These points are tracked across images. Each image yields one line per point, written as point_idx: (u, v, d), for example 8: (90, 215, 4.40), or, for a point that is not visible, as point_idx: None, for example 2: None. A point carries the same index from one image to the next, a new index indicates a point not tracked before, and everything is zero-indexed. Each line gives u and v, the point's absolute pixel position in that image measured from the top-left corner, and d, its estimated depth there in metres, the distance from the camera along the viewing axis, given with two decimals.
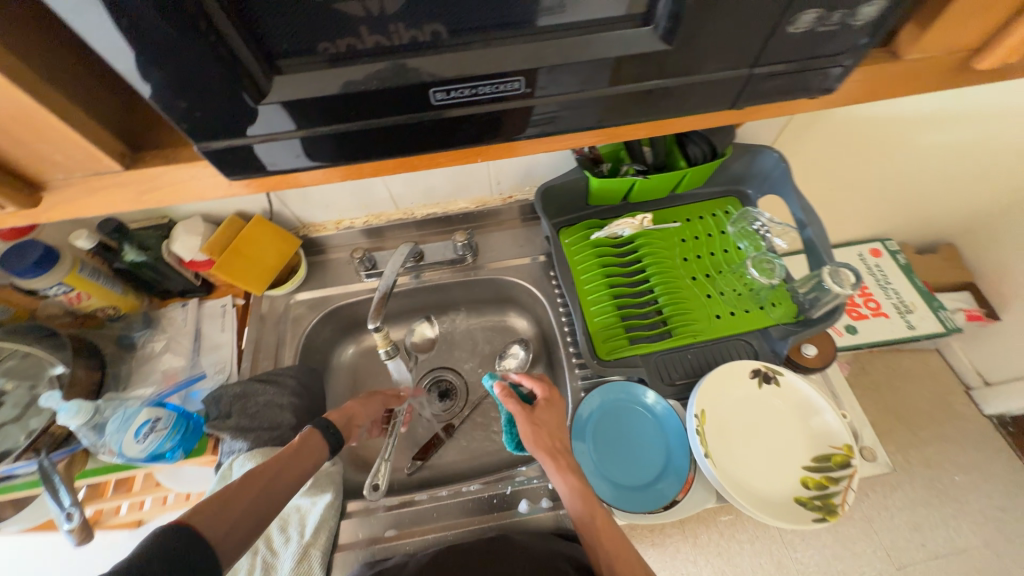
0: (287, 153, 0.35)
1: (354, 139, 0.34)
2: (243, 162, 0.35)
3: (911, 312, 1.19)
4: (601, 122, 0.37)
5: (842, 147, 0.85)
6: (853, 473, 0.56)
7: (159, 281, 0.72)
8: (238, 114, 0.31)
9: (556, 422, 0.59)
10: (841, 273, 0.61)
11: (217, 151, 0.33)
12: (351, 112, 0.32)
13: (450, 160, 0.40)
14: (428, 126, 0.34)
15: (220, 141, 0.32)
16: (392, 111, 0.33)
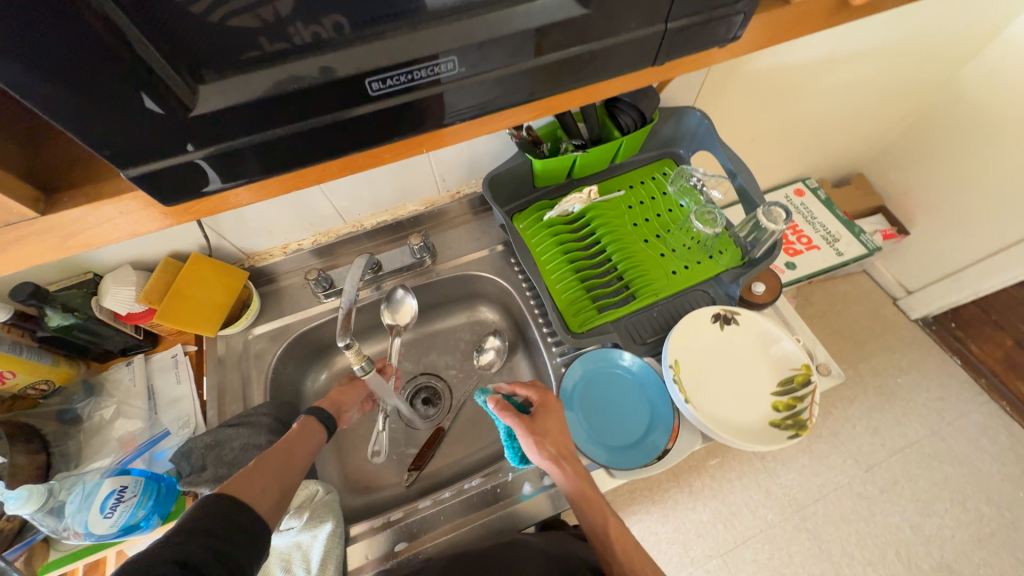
0: (222, 170, 0.33)
1: (292, 147, 0.33)
2: (174, 190, 0.32)
3: (837, 241, 1.31)
4: (536, 96, 0.38)
5: (753, 98, 0.92)
6: (814, 389, 0.62)
7: (94, 342, 0.66)
8: (162, 134, 0.28)
9: (557, 426, 0.60)
10: (773, 211, 0.66)
11: (143, 181, 0.31)
12: (285, 117, 0.31)
13: (394, 155, 0.39)
14: (369, 120, 0.33)
15: (147, 166, 0.30)
16: (327, 110, 0.32)
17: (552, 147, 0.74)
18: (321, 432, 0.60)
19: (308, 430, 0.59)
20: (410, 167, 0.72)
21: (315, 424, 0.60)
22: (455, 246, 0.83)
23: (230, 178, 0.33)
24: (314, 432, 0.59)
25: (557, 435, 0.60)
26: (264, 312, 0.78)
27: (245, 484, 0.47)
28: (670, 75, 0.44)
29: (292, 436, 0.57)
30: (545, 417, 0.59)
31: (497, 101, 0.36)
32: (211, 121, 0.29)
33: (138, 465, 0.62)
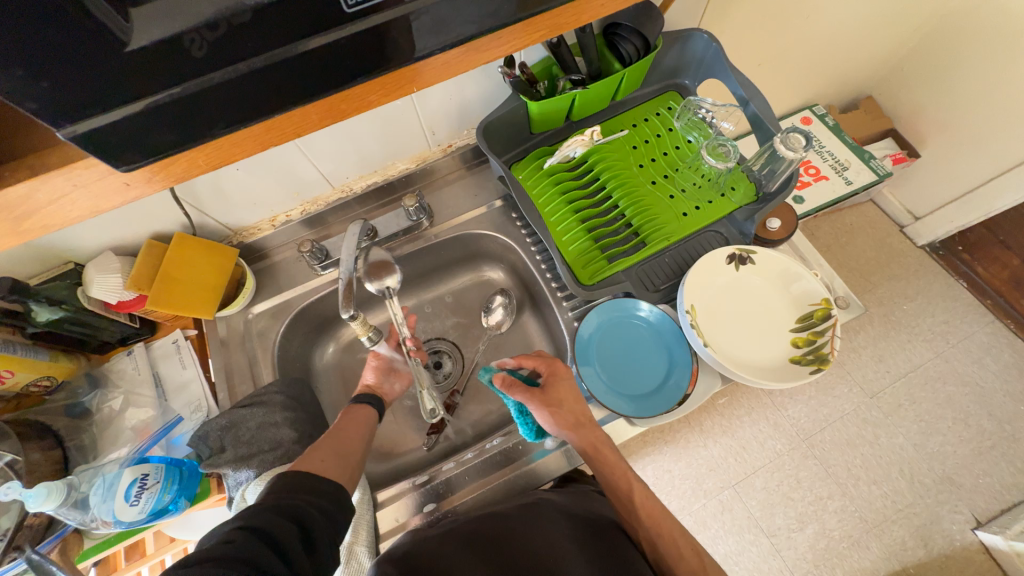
0: (182, 121, 0.28)
1: (256, 90, 0.28)
2: (118, 154, 0.28)
3: (847, 169, 1.26)
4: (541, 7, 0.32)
5: (763, 14, 0.83)
6: (835, 322, 0.59)
7: (90, 334, 0.64)
8: (96, 81, 0.24)
9: (568, 393, 0.60)
10: (791, 137, 0.61)
11: (86, 144, 0.26)
12: (243, 47, 0.26)
13: (380, 97, 0.34)
14: (349, 45, 0.28)
15: (85, 121, 0.25)
16: (297, 32, 0.26)
17: (548, 87, 0.68)
18: (369, 410, 0.63)
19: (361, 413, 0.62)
20: (396, 120, 0.66)
21: (362, 406, 0.63)
22: (452, 205, 0.79)
23: (194, 132, 0.29)
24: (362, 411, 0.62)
25: (570, 402, 0.60)
26: (261, 290, 0.75)
27: (307, 459, 0.50)
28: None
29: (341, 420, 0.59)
30: (554, 387, 0.60)
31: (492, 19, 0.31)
32: (153, 57, 0.24)
33: (157, 452, 0.61)
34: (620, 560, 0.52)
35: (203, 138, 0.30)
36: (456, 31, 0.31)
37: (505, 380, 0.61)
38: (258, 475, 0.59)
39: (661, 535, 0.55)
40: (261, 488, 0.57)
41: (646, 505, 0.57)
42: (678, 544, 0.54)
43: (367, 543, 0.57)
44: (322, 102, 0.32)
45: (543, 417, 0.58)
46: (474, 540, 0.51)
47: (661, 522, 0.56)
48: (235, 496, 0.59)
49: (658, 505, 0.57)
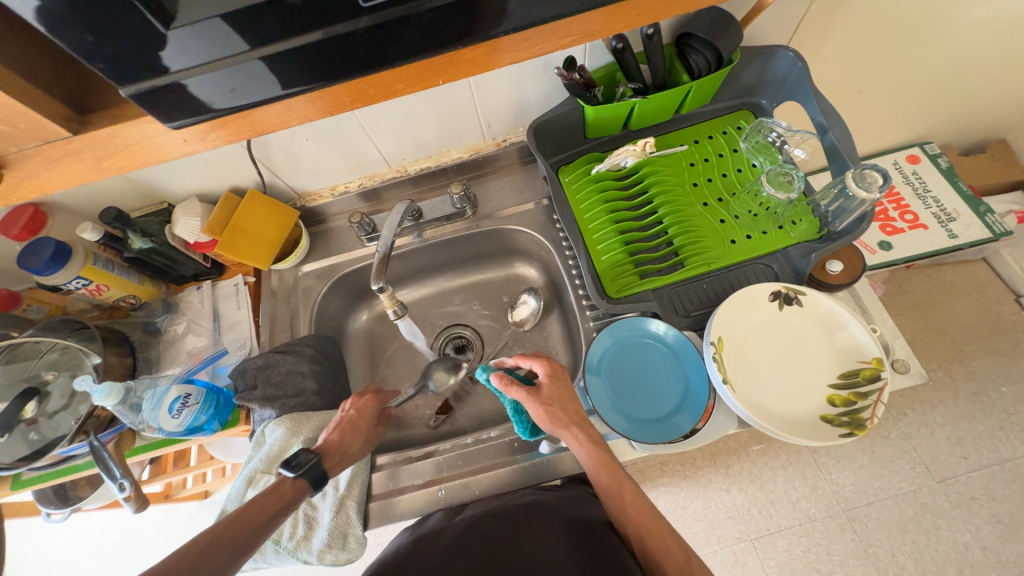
0: (217, 89, 0.34)
1: (287, 67, 0.33)
2: (173, 109, 0.34)
3: (953, 221, 1.10)
4: None
5: (871, 37, 0.75)
6: (883, 386, 0.53)
7: (171, 266, 0.74)
8: (152, 50, 0.30)
9: (563, 394, 0.59)
10: (867, 175, 0.55)
11: (145, 102, 0.33)
12: (276, 30, 0.31)
13: (407, 86, 0.38)
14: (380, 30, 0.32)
15: (137, 83, 0.31)
16: (319, 23, 0.31)
17: (607, 92, 0.67)
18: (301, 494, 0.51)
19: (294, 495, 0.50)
20: (453, 110, 0.69)
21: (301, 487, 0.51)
22: (497, 198, 0.80)
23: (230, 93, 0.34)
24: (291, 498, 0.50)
25: (566, 402, 0.59)
26: (313, 251, 0.82)
27: None
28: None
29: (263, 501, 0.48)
30: (551, 386, 0.59)
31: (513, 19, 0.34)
32: (203, 30, 0.30)
33: (203, 376, 0.70)
34: (606, 557, 0.50)
35: (236, 103, 0.35)
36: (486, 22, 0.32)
37: (501, 378, 0.60)
38: (278, 416, 0.66)
39: (650, 533, 0.51)
40: (277, 429, 0.64)
41: (636, 508, 0.53)
42: (667, 542, 0.50)
43: (358, 499, 0.61)
44: (353, 87, 0.37)
45: (537, 415, 0.57)
46: (469, 538, 0.54)
47: (653, 527, 0.52)
48: (257, 430, 0.66)
49: (651, 507, 0.53)
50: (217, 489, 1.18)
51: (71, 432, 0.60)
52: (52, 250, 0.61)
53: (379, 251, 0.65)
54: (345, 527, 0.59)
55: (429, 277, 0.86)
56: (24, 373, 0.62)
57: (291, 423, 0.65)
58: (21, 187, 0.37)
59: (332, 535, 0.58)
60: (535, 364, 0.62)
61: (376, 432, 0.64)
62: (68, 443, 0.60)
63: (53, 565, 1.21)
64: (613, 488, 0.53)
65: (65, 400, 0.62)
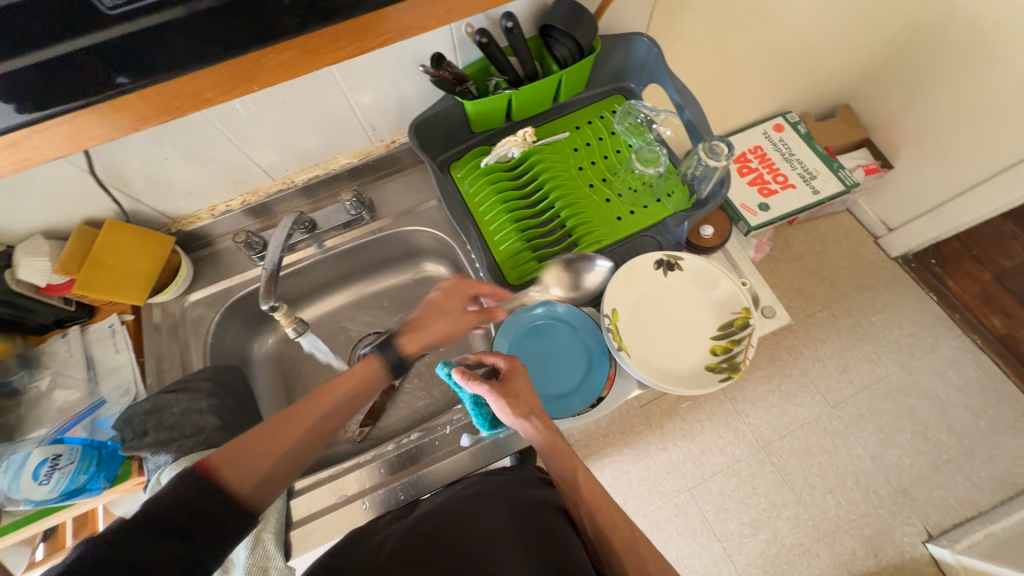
0: None
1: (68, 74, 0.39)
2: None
3: (815, 179, 1.25)
4: None
5: (718, 21, 0.83)
6: (751, 331, 0.60)
7: (25, 316, 0.65)
8: None
9: (523, 384, 0.59)
10: (715, 145, 0.62)
11: None
12: None
13: (214, 93, 0.42)
14: None
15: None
16: None
17: (484, 86, 0.68)
18: (381, 376, 0.51)
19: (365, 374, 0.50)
20: (329, 115, 0.67)
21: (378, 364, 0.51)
22: (394, 200, 0.79)
23: None
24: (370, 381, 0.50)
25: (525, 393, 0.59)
26: (199, 278, 0.76)
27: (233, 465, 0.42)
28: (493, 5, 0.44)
29: (349, 376, 0.49)
30: (511, 379, 0.58)
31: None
32: None
33: (80, 433, 0.63)
34: (553, 539, 0.51)
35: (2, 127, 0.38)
36: None
37: (463, 374, 0.57)
38: (175, 460, 0.60)
39: (603, 513, 0.54)
40: (175, 472, 0.58)
41: (587, 488, 0.55)
42: (614, 518, 0.53)
43: (275, 530, 0.58)
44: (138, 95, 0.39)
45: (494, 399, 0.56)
46: (424, 539, 0.52)
47: (602, 504, 0.54)
48: (151, 479, 0.60)
49: (599, 487, 0.56)
50: None
51: None
52: None
53: (266, 268, 0.62)
54: (264, 561, 0.55)
55: (337, 288, 0.83)
56: None
57: (192, 464, 0.60)
58: None
59: (250, 571, 0.55)
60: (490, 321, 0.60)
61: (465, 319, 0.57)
62: None
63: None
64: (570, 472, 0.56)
65: None
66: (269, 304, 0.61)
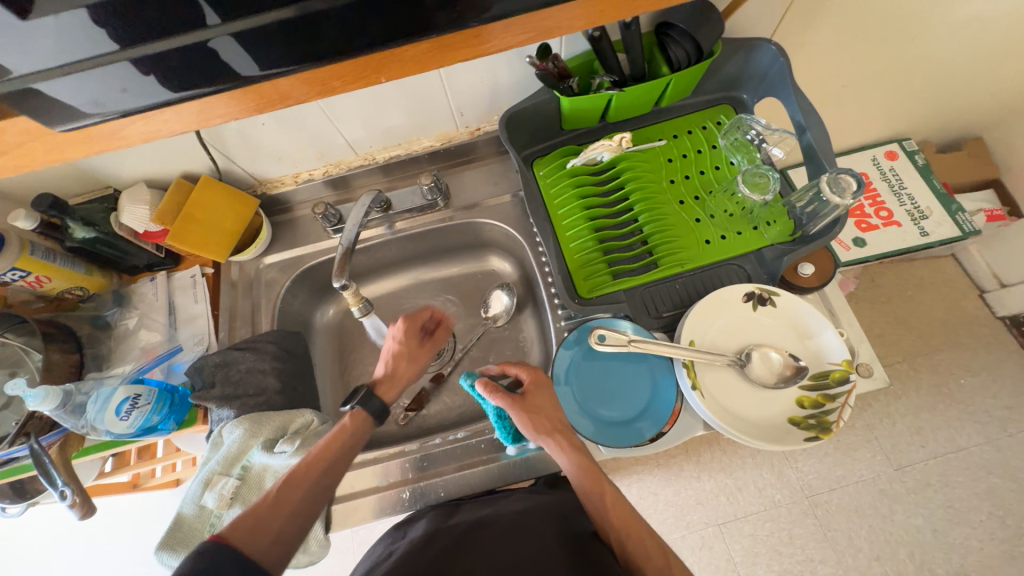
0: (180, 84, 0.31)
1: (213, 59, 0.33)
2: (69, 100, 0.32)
3: (926, 218, 1.11)
4: None
5: (856, 33, 0.74)
6: (851, 389, 0.53)
7: (122, 257, 0.70)
8: None
9: (549, 407, 0.56)
10: (842, 180, 0.53)
11: (57, 89, 0.31)
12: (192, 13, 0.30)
13: (350, 83, 0.36)
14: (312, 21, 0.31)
15: (16, 75, 0.30)
16: None
17: (585, 82, 0.64)
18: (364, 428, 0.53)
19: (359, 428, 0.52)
20: (421, 97, 0.65)
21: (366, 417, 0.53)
22: (470, 189, 0.77)
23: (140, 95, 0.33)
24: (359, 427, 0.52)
25: (550, 410, 0.57)
26: (276, 242, 0.78)
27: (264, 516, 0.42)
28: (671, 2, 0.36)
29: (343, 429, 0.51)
30: (534, 402, 0.56)
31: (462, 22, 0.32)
32: None
33: (157, 374, 0.67)
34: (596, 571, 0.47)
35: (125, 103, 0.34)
36: None
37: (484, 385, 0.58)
38: (236, 417, 0.63)
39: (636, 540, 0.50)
40: (236, 429, 0.61)
41: (617, 510, 0.51)
42: (648, 547, 0.49)
43: None
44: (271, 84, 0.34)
45: (517, 416, 0.55)
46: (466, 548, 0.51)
47: (634, 529, 0.51)
48: (214, 430, 0.63)
49: (630, 508, 0.52)
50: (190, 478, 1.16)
51: (10, 435, 0.56)
52: None
53: (341, 243, 0.62)
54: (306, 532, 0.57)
55: (400, 269, 0.83)
56: None
57: (250, 424, 0.62)
58: None
59: None
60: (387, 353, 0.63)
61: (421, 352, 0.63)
62: (7, 446, 0.56)
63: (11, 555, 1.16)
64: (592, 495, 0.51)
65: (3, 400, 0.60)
66: (342, 282, 0.62)
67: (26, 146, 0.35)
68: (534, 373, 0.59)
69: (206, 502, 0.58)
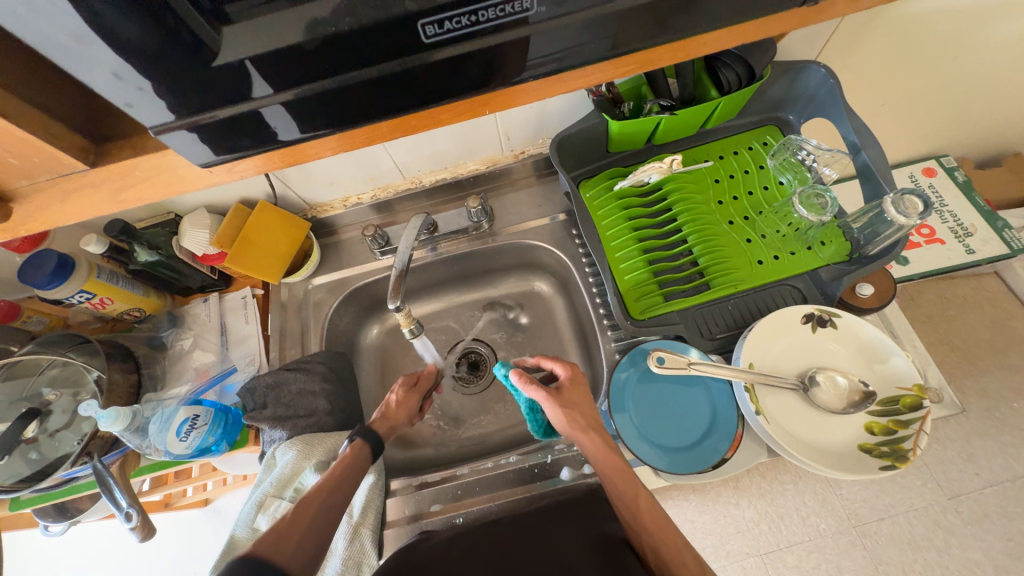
0: (293, 118, 0.31)
1: (325, 106, 0.31)
2: (212, 148, 0.32)
3: (970, 236, 1.08)
4: (625, 45, 0.32)
5: (899, 56, 0.74)
6: (926, 416, 0.50)
7: (178, 278, 0.72)
8: (177, 90, 0.27)
9: (584, 402, 0.57)
10: (906, 200, 0.52)
11: (178, 142, 0.30)
12: (310, 68, 0.28)
13: (450, 117, 0.36)
14: (428, 71, 0.30)
15: (152, 127, 0.29)
16: (383, 56, 0.29)
17: (635, 107, 0.66)
18: (367, 453, 0.55)
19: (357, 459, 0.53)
20: (472, 124, 0.67)
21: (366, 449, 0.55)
22: (515, 212, 0.78)
23: (250, 142, 0.32)
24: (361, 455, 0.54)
25: (586, 407, 0.57)
26: (324, 264, 0.80)
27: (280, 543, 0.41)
28: (760, 35, 0.36)
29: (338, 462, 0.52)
30: (569, 396, 0.57)
31: (567, 60, 0.33)
32: (252, 63, 0.27)
33: (211, 396, 0.67)
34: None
35: (238, 154, 0.33)
36: (521, 72, 0.32)
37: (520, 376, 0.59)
38: (289, 438, 0.64)
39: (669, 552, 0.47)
40: (289, 450, 0.62)
41: (650, 516, 0.49)
42: (683, 557, 0.46)
43: (373, 526, 0.58)
44: (394, 121, 0.35)
45: (550, 407, 0.56)
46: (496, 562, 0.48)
47: (669, 539, 0.48)
48: (267, 451, 0.64)
49: (666, 517, 0.49)
50: (217, 497, 1.14)
51: (74, 454, 0.57)
52: (56, 263, 0.59)
53: (396, 265, 0.63)
54: (360, 556, 0.56)
55: (442, 290, 0.84)
56: (24, 392, 0.62)
57: (302, 445, 0.63)
58: (27, 222, 0.35)
59: (346, 564, 0.55)
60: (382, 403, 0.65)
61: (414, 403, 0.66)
62: (70, 465, 0.57)
63: (37, 573, 1.15)
64: (626, 495, 0.50)
65: (67, 419, 0.61)
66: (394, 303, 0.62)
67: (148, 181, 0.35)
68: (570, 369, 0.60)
69: (258, 525, 0.58)
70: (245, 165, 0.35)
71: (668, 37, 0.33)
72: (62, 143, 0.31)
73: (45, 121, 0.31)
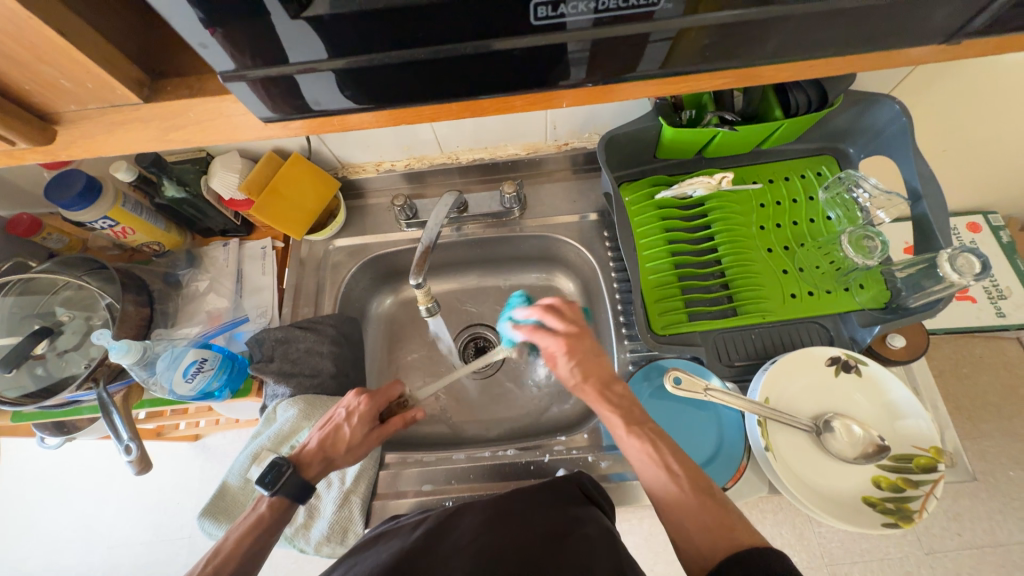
0: (362, 84, 0.30)
1: (399, 77, 0.29)
2: (286, 99, 0.31)
3: (1004, 299, 1.01)
4: (724, 57, 0.30)
5: (977, 106, 0.70)
6: (939, 479, 0.50)
7: (200, 218, 0.71)
8: (254, 36, 0.26)
9: (587, 363, 0.53)
10: (962, 258, 0.51)
11: (244, 92, 0.29)
12: (396, 36, 0.27)
13: (522, 104, 0.34)
14: (516, 57, 0.29)
15: (220, 72, 0.28)
16: (475, 32, 0.27)
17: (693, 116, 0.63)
18: (284, 510, 0.51)
19: (277, 517, 0.50)
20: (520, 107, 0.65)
21: (283, 507, 0.51)
22: (548, 203, 0.76)
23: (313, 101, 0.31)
24: (276, 515, 0.50)
25: (596, 365, 0.53)
26: (348, 226, 0.78)
27: None
28: (868, 69, 0.33)
29: (247, 523, 0.49)
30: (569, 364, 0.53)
31: (660, 66, 0.31)
32: (338, 22, 0.25)
33: (220, 341, 0.67)
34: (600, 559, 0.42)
35: (298, 111, 0.32)
36: (617, 66, 0.30)
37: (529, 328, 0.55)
38: (293, 395, 0.64)
39: (683, 510, 0.44)
40: (291, 409, 0.62)
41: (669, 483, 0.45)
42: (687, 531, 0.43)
43: (363, 496, 0.59)
44: (465, 102, 0.33)
45: (560, 377, 0.54)
46: (464, 537, 0.46)
47: (683, 517, 0.44)
48: (269, 405, 0.64)
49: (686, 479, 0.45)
50: (208, 434, 1.16)
51: (80, 378, 0.57)
52: (83, 184, 0.58)
53: (424, 242, 0.61)
54: (347, 524, 0.57)
55: (460, 270, 0.83)
56: (38, 309, 0.62)
57: (305, 405, 0.63)
58: (67, 147, 0.34)
59: (332, 529, 0.57)
60: (332, 421, 0.57)
61: (376, 437, 0.58)
62: (75, 389, 0.57)
63: (28, 479, 1.19)
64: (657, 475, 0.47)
65: (77, 341, 0.61)
66: (416, 280, 0.61)
67: (198, 125, 0.33)
68: (565, 332, 0.54)
69: (251, 476, 0.59)
70: (297, 124, 0.34)
71: (769, 58, 0.31)
72: (116, 73, 0.30)
73: (105, 48, 0.29)
